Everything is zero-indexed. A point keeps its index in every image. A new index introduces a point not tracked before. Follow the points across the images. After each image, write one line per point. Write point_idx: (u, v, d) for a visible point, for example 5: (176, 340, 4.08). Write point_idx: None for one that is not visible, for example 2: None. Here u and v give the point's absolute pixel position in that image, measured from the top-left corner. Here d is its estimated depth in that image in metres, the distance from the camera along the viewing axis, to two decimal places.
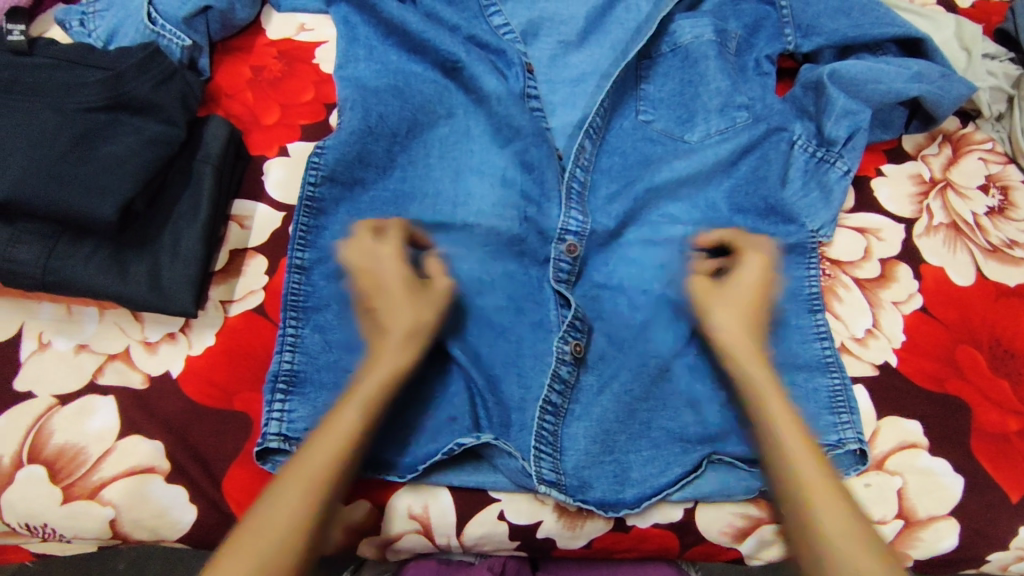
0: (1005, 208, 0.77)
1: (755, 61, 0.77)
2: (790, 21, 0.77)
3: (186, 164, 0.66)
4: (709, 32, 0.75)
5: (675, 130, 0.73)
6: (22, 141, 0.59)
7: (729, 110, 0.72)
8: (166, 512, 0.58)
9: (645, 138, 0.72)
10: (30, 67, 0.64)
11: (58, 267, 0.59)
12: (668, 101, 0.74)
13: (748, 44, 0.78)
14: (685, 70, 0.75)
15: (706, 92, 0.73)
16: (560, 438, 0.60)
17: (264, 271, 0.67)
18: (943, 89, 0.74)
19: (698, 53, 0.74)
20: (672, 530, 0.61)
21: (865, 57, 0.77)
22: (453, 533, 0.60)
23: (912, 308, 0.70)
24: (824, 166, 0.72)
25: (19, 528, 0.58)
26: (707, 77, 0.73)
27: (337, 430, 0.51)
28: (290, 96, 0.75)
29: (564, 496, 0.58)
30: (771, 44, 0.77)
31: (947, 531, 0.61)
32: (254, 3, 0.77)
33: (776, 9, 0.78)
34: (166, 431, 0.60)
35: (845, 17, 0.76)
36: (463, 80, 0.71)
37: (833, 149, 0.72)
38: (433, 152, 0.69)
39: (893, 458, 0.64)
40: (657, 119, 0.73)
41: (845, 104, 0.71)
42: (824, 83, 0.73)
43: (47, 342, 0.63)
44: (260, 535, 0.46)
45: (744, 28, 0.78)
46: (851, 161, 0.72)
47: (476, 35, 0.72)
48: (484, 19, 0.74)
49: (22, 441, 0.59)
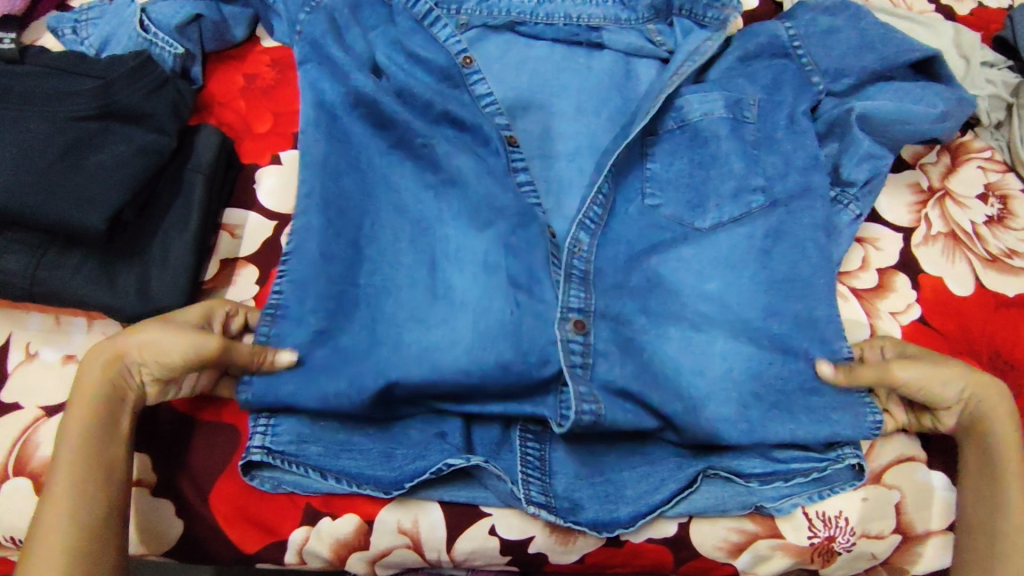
0: (1004, 217, 0.76)
1: (788, 119, 0.70)
2: (813, 67, 0.73)
3: (176, 173, 0.65)
4: (720, 108, 0.69)
5: (685, 217, 0.67)
6: (11, 151, 0.58)
7: (743, 195, 0.66)
8: (150, 526, 0.57)
9: (654, 228, 0.67)
10: (19, 75, 0.64)
11: (46, 278, 0.59)
12: (675, 183, 0.68)
13: (772, 104, 0.71)
14: (695, 150, 0.69)
15: (720, 177, 0.67)
16: (548, 462, 0.60)
17: (254, 281, 0.67)
18: (958, 114, 0.73)
19: (707, 133, 0.69)
20: (667, 545, 0.60)
21: (887, 87, 0.73)
22: (444, 548, 0.59)
23: (911, 318, 0.70)
24: (837, 207, 0.69)
25: (3, 541, 0.57)
26: (722, 159, 0.68)
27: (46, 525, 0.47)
28: (283, 105, 0.75)
29: (556, 517, 0.57)
30: (804, 96, 0.71)
31: (945, 547, 0.60)
32: (250, 20, 0.77)
33: (794, 59, 0.73)
34: (151, 443, 0.59)
35: (869, 52, 0.73)
36: (431, 158, 0.66)
37: (849, 191, 0.70)
38: (425, 164, 0.67)
39: (891, 471, 0.62)
40: (666, 203, 0.68)
41: (868, 147, 0.70)
42: (852, 122, 0.70)
43: (35, 353, 0.62)
44: None
45: (764, 91, 0.72)
46: (863, 206, 0.69)
47: (451, 111, 0.67)
48: (465, 89, 0.70)
49: (9, 453, 0.58)
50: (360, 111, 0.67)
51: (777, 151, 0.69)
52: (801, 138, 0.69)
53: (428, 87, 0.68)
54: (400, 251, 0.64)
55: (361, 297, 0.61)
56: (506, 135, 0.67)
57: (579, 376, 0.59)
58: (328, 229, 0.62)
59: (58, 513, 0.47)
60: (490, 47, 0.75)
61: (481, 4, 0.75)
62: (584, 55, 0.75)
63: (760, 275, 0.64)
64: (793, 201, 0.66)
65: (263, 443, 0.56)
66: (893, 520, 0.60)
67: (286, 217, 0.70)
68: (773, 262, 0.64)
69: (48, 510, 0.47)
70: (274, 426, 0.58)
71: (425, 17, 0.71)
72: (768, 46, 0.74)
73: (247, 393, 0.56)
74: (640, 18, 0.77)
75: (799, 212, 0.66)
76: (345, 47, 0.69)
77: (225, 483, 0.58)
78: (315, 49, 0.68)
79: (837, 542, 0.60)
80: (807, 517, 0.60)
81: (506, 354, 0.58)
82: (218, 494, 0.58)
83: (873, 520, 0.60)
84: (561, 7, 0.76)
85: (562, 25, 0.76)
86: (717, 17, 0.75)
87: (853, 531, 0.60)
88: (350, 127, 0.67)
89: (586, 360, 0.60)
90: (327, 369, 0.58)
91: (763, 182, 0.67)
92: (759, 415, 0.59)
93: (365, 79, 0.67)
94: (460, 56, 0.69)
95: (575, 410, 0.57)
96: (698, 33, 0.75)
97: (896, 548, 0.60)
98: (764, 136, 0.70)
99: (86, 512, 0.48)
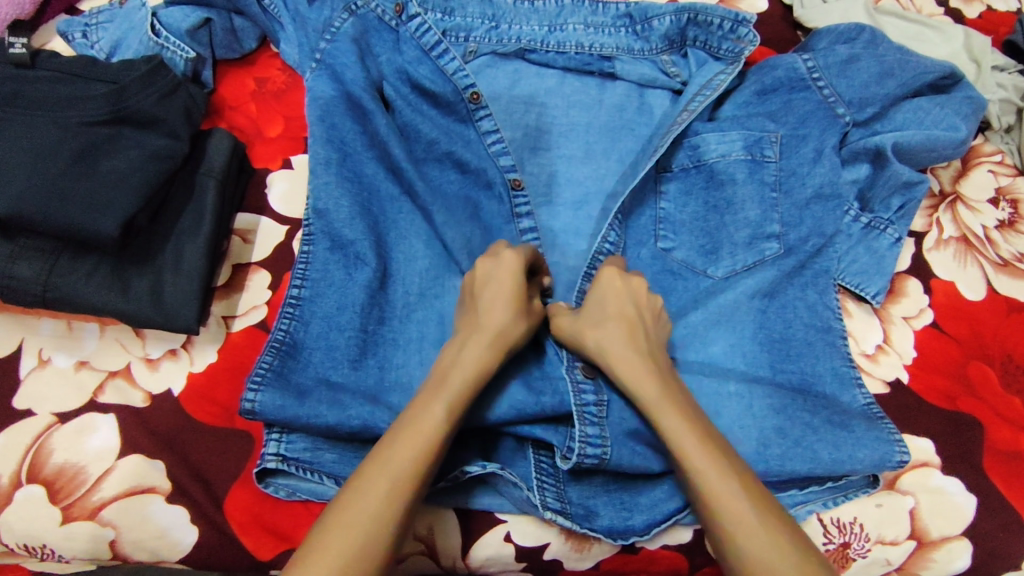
0: (1015, 221, 0.76)
1: (815, 152, 0.70)
2: (837, 100, 0.71)
3: (188, 177, 0.65)
4: (738, 150, 0.70)
5: (698, 263, 0.69)
6: (23, 156, 0.58)
7: (758, 242, 0.68)
8: (165, 533, 0.57)
9: (665, 271, 0.70)
10: (30, 80, 0.63)
11: (60, 284, 0.59)
12: (690, 226, 0.71)
13: (797, 138, 0.71)
14: (710, 191, 0.71)
15: (735, 223, 0.69)
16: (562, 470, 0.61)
17: (267, 286, 0.67)
18: (976, 120, 0.73)
19: (724, 175, 0.70)
20: (682, 551, 0.60)
21: (910, 110, 0.72)
22: (459, 555, 0.59)
23: (923, 323, 0.70)
24: (875, 232, 0.70)
25: (17, 548, 0.57)
26: (737, 204, 0.69)
27: (415, 437, 0.49)
28: (294, 109, 0.75)
29: (571, 523, 0.57)
30: (831, 130, 0.70)
31: (958, 552, 0.60)
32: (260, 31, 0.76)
33: (815, 91, 0.72)
34: (165, 449, 0.59)
35: (891, 79, 0.72)
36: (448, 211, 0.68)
37: (884, 216, 0.71)
38: (441, 184, 0.70)
39: (905, 478, 0.62)
40: (679, 248, 0.70)
41: (907, 176, 0.69)
42: (887, 154, 0.69)
43: (47, 359, 0.62)
44: (351, 522, 0.45)
45: (788, 125, 0.72)
46: (902, 229, 0.70)
47: (457, 152, 0.69)
48: (473, 125, 0.71)
49: (22, 460, 0.58)
50: (375, 148, 0.67)
51: (794, 197, 0.69)
52: (816, 167, 0.69)
53: (436, 126, 0.70)
54: (411, 306, 0.64)
55: (390, 307, 0.63)
56: (511, 178, 0.69)
57: (591, 419, 0.58)
58: (338, 239, 0.63)
59: (413, 448, 0.49)
60: (495, 71, 0.74)
61: (491, 32, 0.74)
62: (597, 85, 0.76)
63: (758, 333, 0.64)
64: (813, 260, 0.67)
65: (277, 450, 0.57)
66: (906, 526, 0.61)
67: (297, 221, 0.70)
68: (769, 321, 0.65)
69: (401, 444, 0.49)
70: (289, 435, 0.57)
71: (434, 48, 0.69)
72: (787, 79, 0.73)
73: (254, 401, 0.55)
74: (654, 47, 0.76)
75: (814, 275, 0.67)
76: (356, 74, 0.68)
77: (240, 490, 0.59)
78: (335, 79, 0.67)
79: (852, 548, 0.60)
80: (822, 524, 0.61)
81: (517, 397, 0.59)
82: (232, 502, 0.58)
83: (887, 526, 0.61)
84: (572, 35, 0.76)
85: (573, 54, 0.75)
86: (732, 50, 0.73)
87: (868, 537, 0.60)
88: (362, 165, 0.66)
89: (600, 399, 0.59)
90: (351, 388, 0.58)
91: (778, 227, 0.68)
92: (780, 452, 0.59)
93: (383, 121, 0.68)
94: (469, 91, 0.69)
95: (579, 454, 0.57)
96: (712, 66, 0.74)
97: (912, 554, 0.60)
98: (787, 173, 0.70)
99: (442, 448, 0.50)
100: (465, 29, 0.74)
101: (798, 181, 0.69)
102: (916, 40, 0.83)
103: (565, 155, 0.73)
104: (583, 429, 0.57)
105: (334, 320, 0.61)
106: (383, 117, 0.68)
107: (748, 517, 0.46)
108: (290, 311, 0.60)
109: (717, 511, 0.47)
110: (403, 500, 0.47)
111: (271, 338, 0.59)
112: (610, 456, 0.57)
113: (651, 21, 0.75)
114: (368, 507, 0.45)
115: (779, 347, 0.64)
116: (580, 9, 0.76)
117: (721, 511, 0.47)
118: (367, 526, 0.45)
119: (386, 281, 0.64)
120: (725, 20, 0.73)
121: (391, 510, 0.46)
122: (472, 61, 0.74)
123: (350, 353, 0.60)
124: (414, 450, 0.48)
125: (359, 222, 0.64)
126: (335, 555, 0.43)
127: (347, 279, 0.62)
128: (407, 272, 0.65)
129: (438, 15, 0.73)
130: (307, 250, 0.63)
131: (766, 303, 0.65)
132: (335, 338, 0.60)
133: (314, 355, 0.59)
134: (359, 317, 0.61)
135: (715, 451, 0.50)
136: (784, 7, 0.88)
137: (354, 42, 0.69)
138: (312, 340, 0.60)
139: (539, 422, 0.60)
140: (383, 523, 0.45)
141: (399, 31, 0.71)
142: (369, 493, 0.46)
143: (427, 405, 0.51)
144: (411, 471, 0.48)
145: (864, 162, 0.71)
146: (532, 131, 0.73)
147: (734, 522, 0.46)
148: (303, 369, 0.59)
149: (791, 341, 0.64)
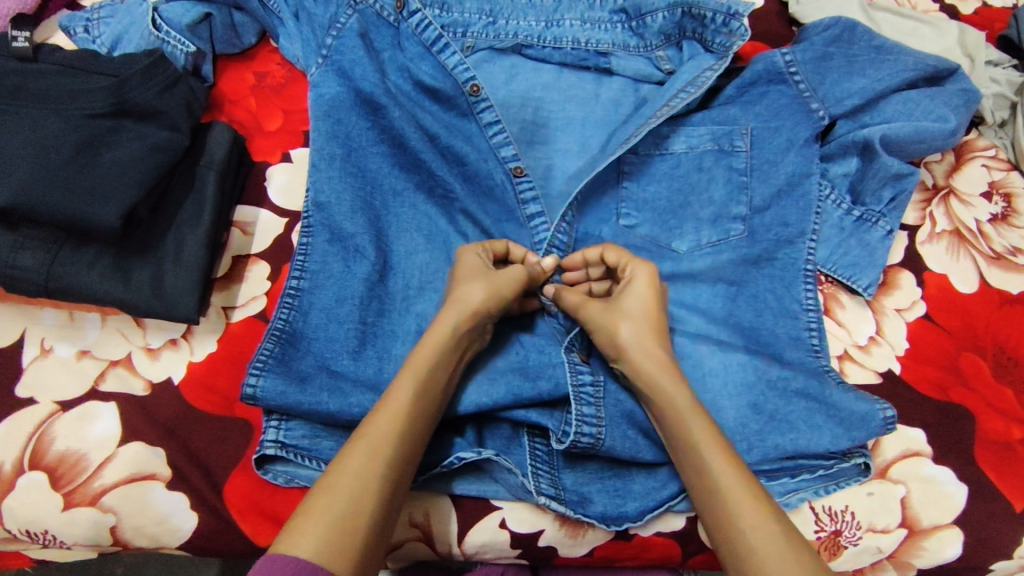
0: (1008, 215, 0.76)
1: (786, 143, 0.71)
2: (811, 95, 0.72)
3: (189, 170, 0.66)
4: (706, 142, 0.72)
5: (662, 238, 0.71)
6: (22, 149, 0.58)
7: (722, 221, 0.69)
8: (166, 519, 0.58)
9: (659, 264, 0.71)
10: (32, 73, 0.64)
11: (61, 273, 0.59)
12: (653, 205, 0.72)
13: (768, 130, 0.72)
14: (677, 177, 0.72)
15: (698, 202, 0.70)
16: (556, 458, 0.61)
17: (266, 277, 0.67)
18: (967, 112, 0.74)
19: (691, 164, 0.72)
20: (675, 538, 0.60)
21: (898, 106, 0.72)
22: (455, 541, 0.59)
23: (915, 315, 0.70)
24: (866, 225, 0.71)
25: (20, 534, 0.58)
26: (704, 187, 0.71)
27: (386, 410, 0.51)
28: (293, 104, 0.76)
29: (566, 509, 0.57)
30: (805, 123, 0.71)
31: (950, 540, 0.61)
32: (258, 27, 0.77)
33: (791, 85, 0.73)
34: (166, 436, 0.60)
35: (861, 77, 0.73)
36: (447, 208, 0.70)
37: (874, 208, 0.72)
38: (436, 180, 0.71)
39: (896, 466, 0.63)
40: (640, 224, 0.72)
41: (897, 167, 0.71)
42: (875, 146, 0.70)
43: (49, 348, 0.63)
44: (336, 495, 0.46)
45: (760, 118, 0.72)
46: (893, 221, 0.71)
47: (454, 145, 0.70)
48: (475, 117, 0.71)
49: (24, 447, 0.59)
50: (382, 144, 0.68)
51: (768, 183, 0.70)
52: (787, 156, 0.70)
53: (439, 120, 0.71)
54: (410, 298, 0.65)
55: (389, 300, 0.64)
56: (512, 167, 0.70)
57: (588, 399, 0.59)
58: (336, 234, 0.64)
59: (385, 423, 0.50)
60: (491, 65, 0.75)
61: (489, 27, 0.75)
62: (593, 80, 0.77)
63: (745, 325, 0.66)
64: (780, 250, 0.68)
65: (277, 437, 0.57)
66: (897, 513, 0.61)
67: (295, 215, 0.70)
68: (738, 309, 0.67)
69: (377, 424, 0.50)
70: (288, 423, 0.58)
71: (435, 43, 0.70)
72: (765, 73, 0.74)
73: (256, 386, 0.56)
74: (649, 44, 0.77)
75: (782, 267, 0.68)
76: (359, 69, 0.68)
77: (238, 478, 0.59)
78: (341, 75, 0.68)
79: (843, 536, 0.61)
80: (814, 512, 0.61)
81: (514, 383, 0.60)
82: (232, 487, 0.59)
83: (878, 514, 0.61)
84: (568, 30, 0.76)
85: (570, 49, 0.76)
86: (723, 44, 0.73)
87: (859, 525, 0.61)
88: (367, 160, 0.67)
89: (596, 380, 0.61)
90: (348, 381, 0.59)
91: (743, 209, 0.69)
92: (758, 428, 0.61)
93: (381, 118, 0.68)
94: (468, 84, 0.70)
95: (575, 433, 0.57)
96: (702, 59, 0.74)
97: (903, 542, 0.61)
98: (759, 161, 0.71)
99: (417, 420, 0.51)
100: (463, 24, 0.74)
101: (770, 168, 0.70)
102: (911, 35, 0.84)
103: (561, 150, 0.73)
104: (579, 408, 0.58)
105: (334, 312, 0.62)
106: (398, 108, 0.69)
107: (770, 524, 0.48)
108: (289, 299, 0.61)
109: (741, 530, 0.48)
110: (383, 470, 0.48)
111: (271, 327, 0.59)
112: (604, 437, 0.58)
113: (645, 17, 0.76)
114: (351, 477, 0.47)
115: (763, 339, 0.66)
116: (576, 4, 0.77)
117: (741, 525, 0.49)
118: (350, 495, 0.46)
119: (386, 273, 0.65)
120: (718, 13, 0.72)
121: (370, 477, 0.47)
122: (469, 56, 0.74)
123: (356, 345, 0.61)
124: (389, 425, 0.50)
125: (360, 216, 0.65)
126: (323, 518, 0.44)
127: (351, 267, 0.63)
128: (406, 265, 0.66)
129: (436, 11, 0.73)
130: (304, 240, 0.64)
131: (751, 300, 0.67)
132: (334, 329, 0.61)
133: (315, 344, 0.60)
134: (358, 310, 0.62)
135: (744, 473, 0.51)
136: (780, 3, 0.88)
137: (359, 38, 0.70)
138: (311, 332, 0.61)
139: (535, 407, 0.61)
140: (363, 493, 0.46)
141: (399, 27, 0.72)
142: (348, 466, 0.47)
143: (397, 383, 0.52)
144: (387, 439, 0.49)
145: (853, 155, 0.72)
146: (525, 124, 0.73)
147: (754, 534, 0.48)
148: (304, 356, 0.59)
149: (777, 334, 0.66)
